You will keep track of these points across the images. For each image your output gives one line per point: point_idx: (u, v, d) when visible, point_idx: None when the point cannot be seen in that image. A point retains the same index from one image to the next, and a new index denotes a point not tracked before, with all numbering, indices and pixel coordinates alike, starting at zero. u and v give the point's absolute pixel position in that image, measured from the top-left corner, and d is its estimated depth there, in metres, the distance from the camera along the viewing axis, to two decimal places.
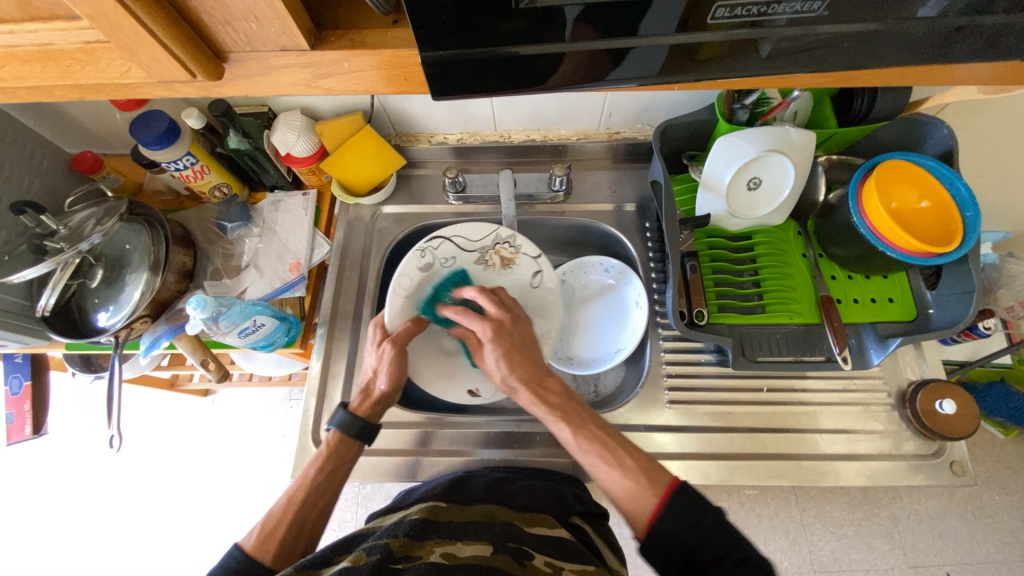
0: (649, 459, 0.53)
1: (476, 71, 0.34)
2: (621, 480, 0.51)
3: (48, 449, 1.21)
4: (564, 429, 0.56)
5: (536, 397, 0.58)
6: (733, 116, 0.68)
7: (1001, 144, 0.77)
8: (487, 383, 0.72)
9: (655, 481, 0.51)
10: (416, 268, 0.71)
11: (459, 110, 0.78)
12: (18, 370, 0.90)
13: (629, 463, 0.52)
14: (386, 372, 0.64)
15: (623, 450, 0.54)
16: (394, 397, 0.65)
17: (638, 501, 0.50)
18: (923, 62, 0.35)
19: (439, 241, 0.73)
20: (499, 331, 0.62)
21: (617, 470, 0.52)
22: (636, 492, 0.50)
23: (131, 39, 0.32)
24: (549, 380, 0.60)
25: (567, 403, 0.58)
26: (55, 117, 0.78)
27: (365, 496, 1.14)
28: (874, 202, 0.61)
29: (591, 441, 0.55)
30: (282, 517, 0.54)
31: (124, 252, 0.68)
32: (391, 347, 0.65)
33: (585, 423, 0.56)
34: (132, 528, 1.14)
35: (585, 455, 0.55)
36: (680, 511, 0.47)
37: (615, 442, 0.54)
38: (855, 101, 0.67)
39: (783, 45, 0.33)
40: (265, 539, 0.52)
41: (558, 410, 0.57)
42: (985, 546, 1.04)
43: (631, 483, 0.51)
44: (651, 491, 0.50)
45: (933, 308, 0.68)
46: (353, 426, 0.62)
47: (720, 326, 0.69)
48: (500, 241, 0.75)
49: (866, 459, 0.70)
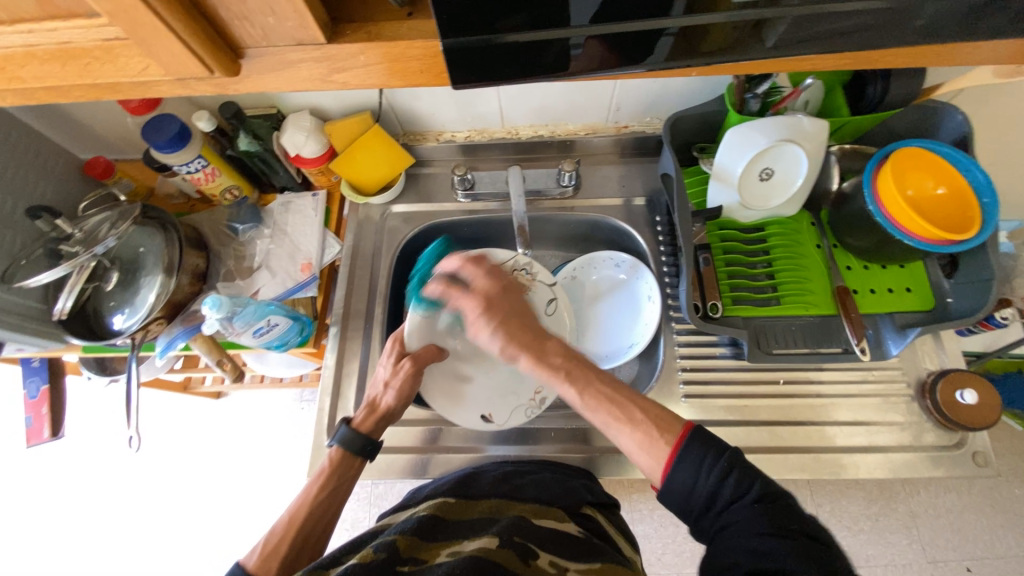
0: (658, 407, 0.52)
1: (495, 58, 0.34)
2: (632, 435, 0.50)
3: (66, 453, 1.23)
4: (570, 389, 0.54)
5: (537, 359, 0.56)
6: (744, 105, 0.66)
7: (1018, 129, 0.76)
8: (501, 409, 0.72)
9: (667, 430, 0.49)
10: None
11: (467, 107, 0.78)
12: (37, 374, 0.92)
13: (639, 415, 0.51)
14: (396, 387, 0.65)
15: (633, 403, 0.52)
16: (398, 411, 0.66)
17: (652, 453, 0.49)
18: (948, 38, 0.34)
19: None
20: (488, 306, 0.60)
21: (628, 426, 0.51)
22: (649, 442, 0.49)
23: (149, 34, 0.32)
24: (549, 343, 0.58)
25: (571, 362, 0.56)
26: (67, 124, 0.79)
27: (378, 496, 1.14)
28: (892, 189, 0.60)
29: (598, 399, 0.53)
30: (285, 533, 0.55)
31: (139, 255, 0.69)
32: (410, 364, 0.66)
33: (591, 381, 0.54)
34: (148, 530, 1.15)
35: (594, 414, 0.53)
36: (695, 458, 0.46)
37: (622, 396, 0.53)
38: (867, 88, 0.65)
39: (790, 33, 0.34)
40: (268, 556, 0.53)
41: (562, 371, 0.55)
42: (1006, 540, 1.02)
43: (643, 434, 0.50)
44: (663, 440, 0.49)
45: (951, 297, 0.67)
46: (356, 442, 0.62)
47: (734, 318, 0.69)
48: (518, 267, 0.74)
49: (886, 451, 0.69)
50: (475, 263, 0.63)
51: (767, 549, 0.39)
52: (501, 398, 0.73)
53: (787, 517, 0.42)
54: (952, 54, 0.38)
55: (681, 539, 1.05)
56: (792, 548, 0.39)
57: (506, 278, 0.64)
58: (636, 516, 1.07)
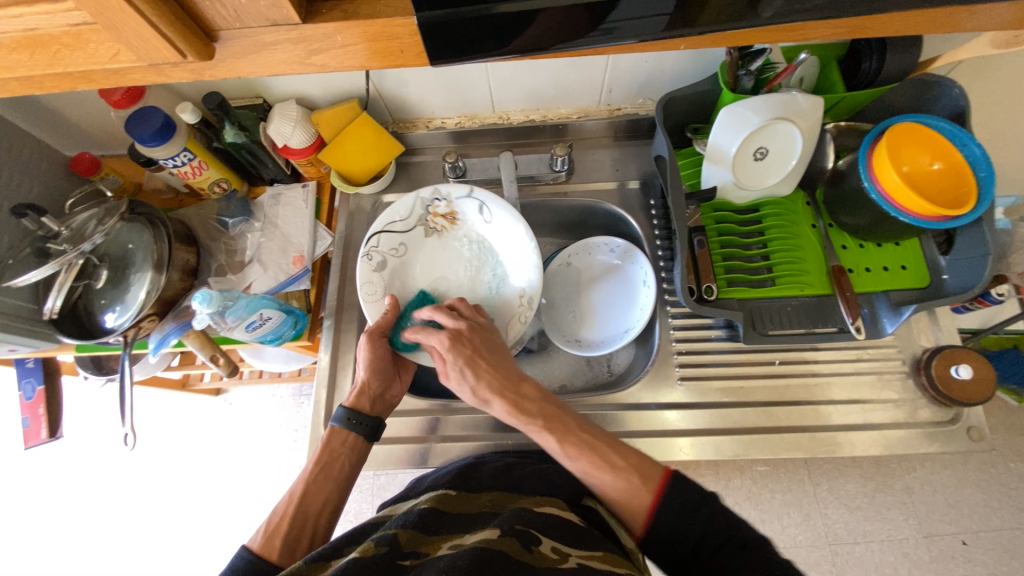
0: (636, 455, 0.57)
1: (474, 32, 0.34)
2: (611, 481, 0.54)
3: (66, 452, 1.23)
4: (551, 438, 0.58)
5: (514, 406, 0.60)
6: (736, 83, 0.65)
7: (1015, 103, 0.75)
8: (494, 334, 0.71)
9: (646, 477, 0.54)
10: (372, 271, 0.69)
11: (456, 92, 0.77)
12: (32, 375, 0.90)
13: (618, 462, 0.55)
14: (364, 360, 0.65)
15: (610, 450, 0.57)
16: (381, 382, 0.66)
17: (633, 499, 0.53)
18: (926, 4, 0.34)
19: (378, 239, 0.71)
20: (460, 345, 0.61)
21: (607, 473, 0.55)
22: (630, 491, 0.54)
23: (117, 17, 0.31)
24: (525, 389, 0.61)
25: (547, 409, 0.60)
26: (48, 120, 0.78)
27: (380, 487, 1.14)
28: (886, 167, 0.59)
29: (578, 447, 0.57)
30: (286, 511, 0.56)
31: (127, 252, 0.68)
32: (367, 338, 0.65)
33: (571, 429, 0.58)
34: (152, 525, 1.16)
35: (574, 462, 0.57)
36: (677, 504, 0.51)
37: (603, 443, 0.57)
38: (863, 63, 0.65)
39: (783, 6, 0.34)
40: (271, 534, 0.54)
41: (540, 419, 0.59)
42: (1001, 513, 1.04)
43: (625, 482, 0.54)
44: (645, 488, 0.53)
45: (947, 274, 0.66)
46: (344, 416, 0.63)
47: (730, 301, 0.68)
48: (429, 203, 0.74)
49: (881, 428, 0.69)
50: (443, 307, 0.64)
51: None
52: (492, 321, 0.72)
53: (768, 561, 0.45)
54: (951, 19, 0.37)
55: None
56: None
57: (475, 315, 0.66)
58: None
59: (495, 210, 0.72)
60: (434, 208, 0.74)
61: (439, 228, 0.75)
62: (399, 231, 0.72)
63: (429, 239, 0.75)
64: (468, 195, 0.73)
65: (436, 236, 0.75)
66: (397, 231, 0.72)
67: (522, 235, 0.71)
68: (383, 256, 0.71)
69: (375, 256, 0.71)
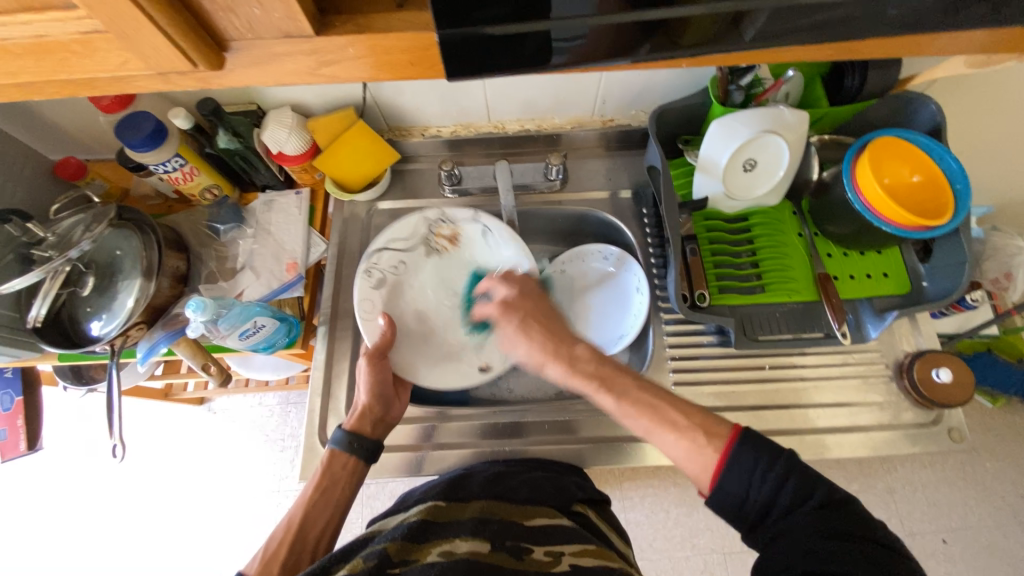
0: (702, 412, 0.51)
1: (485, 50, 0.35)
2: (676, 441, 0.49)
3: (43, 465, 1.19)
4: (608, 397, 0.53)
5: (569, 368, 0.55)
6: (728, 98, 0.68)
7: (986, 121, 0.79)
8: (495, 356, 0.73)
9: (713, 435, 0.48)
10: (371, 288, 0.71)
11: (452, 102, 0.78)
12: (10, 385, 0.87)
13: (682, 421, 0.50)
14: (365, 385, 0.65)
15: (675, 408, 0.51)
16: (382, 407, 0.66)
17: (699, 460, 0.48)
18: (907, 29, 0.36)
19: (378, 256, 0.73)
20: (509, 309, 0.60)
21: (673, 432, 0.49)
22: (694, 452, 0.48)
23: (130, 25, 0.32)
24: (579, 349, 0.56)
25: (606, 369, 0.55)
26: (34, 124, 0.76)
27: (370, 496, 1.13)
28: (869, 178, 0.61)
29: (638, 406, 0.52)
30: (283, 538, 0.57)
31: (115, 258, 0.67)
32: (366, 361, 0.65)
33: (630, 389, 0.53)
34: (134, 540, 1.13)
35: (635, 421, 0.52)
36: (746, 465, 0.45)
37: (664, 401, 0.52)
38: (845, 80, 0.68)
39: (769, 28, 0.36)
40: (268, 560, 0.55)
41: (595, 378, 0.54)
42: (978, 512, 1.07)
43: (689, 442, 0.48)
44: (712, 447, 0.47)
45: (926, 281, 0.69)
46: (346, 443, 0.63)
47: (721, 307, 0.70)
48: (434, 223, 0.76)
49: (867, 430, 0.71)
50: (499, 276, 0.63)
51: (827, 554, 0.39)
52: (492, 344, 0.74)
53: (853, 524, 0.42)
54: (928, 43, 0.39)
55: (671, 525, 1.08)
56: (848, 554, 0.39)
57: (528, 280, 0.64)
58: (628, 504, 1.09)
59: (500, 236, 0.75)
60: (438, 230, 0.76)
61: (440, 249, 0.77)
62: (399, 249, 0.74)
63: (432, 260, 0.77)
64: (469, 219, 0.76)
65: (437, 256, 0.77)
66: (399, 249, 0.75)
67: (517, 256, 0.74)
68: (382, 274, 0.73)
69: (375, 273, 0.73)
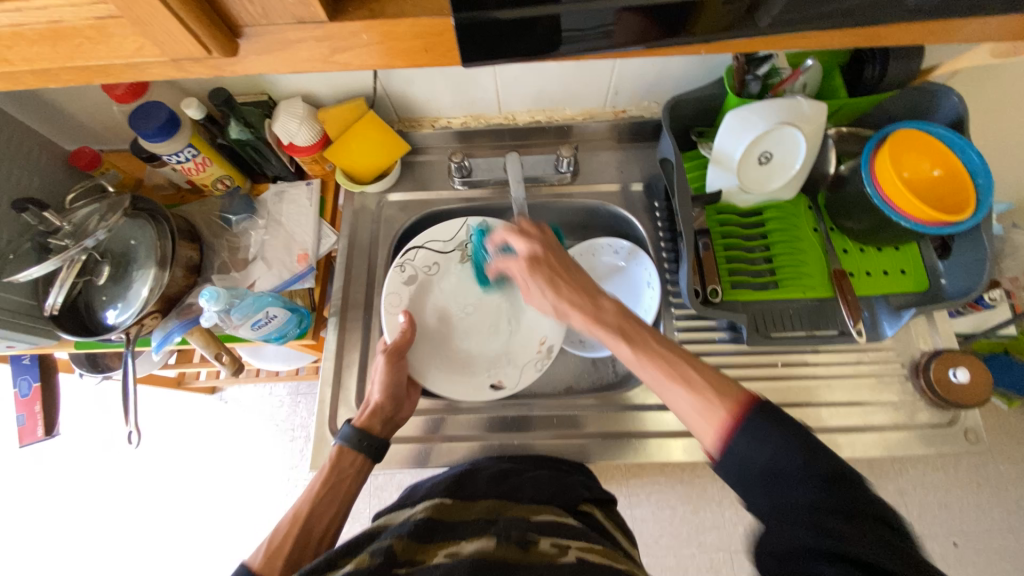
0: (719, 375, 0.48)
1: (499, 34, 0.34)
2: (686, 395, 0.47)
3: (60, 451, 1.21)
4: (625, 346, 0.53)
5: (592, 318, 0.58)
6: (744, 88, 0.66)
7: (1011, 114, 0.77)
8: (509, 375, 0.72)
9: (724, 393, 0.46)
10: (400, 283, 0.73)
11: (463, 92, 0.77)
12: (27, 372, 0.89)
13: (694, 377, 0.48)
14: (380, 381, 0.66)
15: (688, 365, 0.50)
16: (395, 404, 0.66)
17: (705, 416, 0.45)
18: (932, 13, 0.35)
19: (414, 252, 0.75)
20: (533, 262, 0.62)
21: (683, 386, 0.48)
22: (702, 408, 0.46)
23: (146, 11, 0.32)
24: (602, 301, 0.59)
25: (624, 320, 0.56)
26: (50, 114, 0.77)
27: (378, 487, 1.14)
28: (888, 172, 0.60)
29: (652, 357, 0.51)
30: (288, 531, 0.57)
31: (129, 247, 0.68)
32: (384, 358, 0.66)
33: (646, 340, 0.53)
34: (147, 525, 1.15)
35: (647, 372, 0.51)
36: (750, 425, 0.41)
37: (678, 356, 0.51)
38: (865, 68, 0.65)
39: (787, 14, 0.35)
40: (271, 556, 0.55)
41: (615, 328, 0.55)
42: (991, 515, 1.05)
43: (698, 397, 0.47)
44: (720, 405, 0.45)
45: (945, 278, 0.68)
46: (356, 439, 0.63)
47: (734, 303, 0.69)
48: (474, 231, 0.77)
49: (880, 430, 0.70)
50: (516, 229, 0.65)
51: (834, 531, 0.35)
52: (507, 363, 0.73)
53: (863, 500, 0.37)
54: (954, 29, 0.38)
55: (677, 521, 1.07)
56: (863, 536, 0.34)
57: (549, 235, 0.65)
58: (634, 500, 1.09)
59: None
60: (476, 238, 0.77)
61: None
62: (436, 250, 0.76)
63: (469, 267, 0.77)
64: None
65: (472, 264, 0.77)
66: (434, 249, 0.76)
67: None
68: (414, 271, 0.74)
69: (408, 268, 0.75)
